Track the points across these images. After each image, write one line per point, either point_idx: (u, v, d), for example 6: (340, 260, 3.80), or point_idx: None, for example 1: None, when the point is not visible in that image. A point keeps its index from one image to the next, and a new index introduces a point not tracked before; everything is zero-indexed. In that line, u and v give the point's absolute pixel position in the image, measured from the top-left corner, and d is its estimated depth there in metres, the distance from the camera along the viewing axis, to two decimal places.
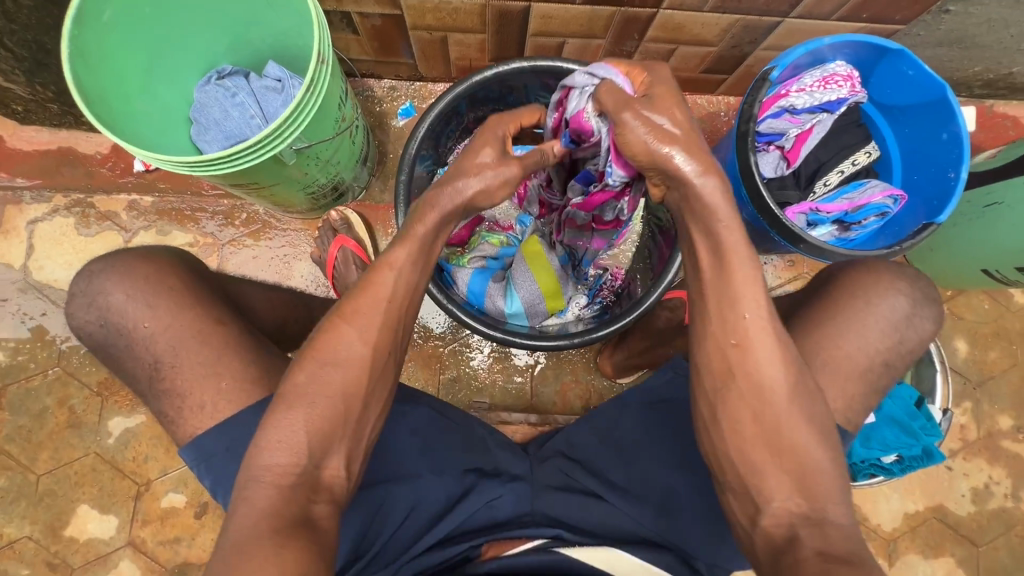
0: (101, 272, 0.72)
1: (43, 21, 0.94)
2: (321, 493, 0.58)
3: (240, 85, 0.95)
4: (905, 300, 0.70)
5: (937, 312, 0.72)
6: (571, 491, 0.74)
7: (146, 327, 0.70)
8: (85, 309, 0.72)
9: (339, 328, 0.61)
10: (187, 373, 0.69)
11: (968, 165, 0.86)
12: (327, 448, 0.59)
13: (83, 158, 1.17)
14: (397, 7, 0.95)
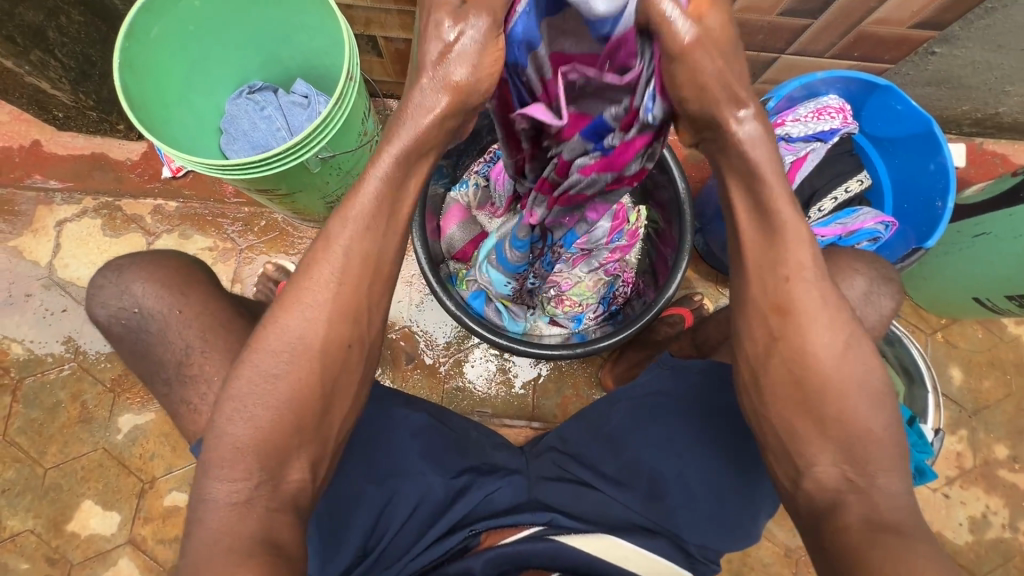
0: (135, 267, 0.77)
1: (90, 35, 1.02)
2: (279, 501, 0.56)
3: (269, 100, 1.02)
4: (880, 299, 0.75)
5: (893, 289, 0.75)
6: (564, 481, 0.79)
7: (170, 323, 0.74)
8: (108, 304, 0.76)
9: (280, 320, 0.57)
10: (208, 363, 0.72)
11: (954, 194, 0.91)
12: (286, 458, 0.56)
13: (115, 164, 1.23)
14: (419, 33, 1.02)
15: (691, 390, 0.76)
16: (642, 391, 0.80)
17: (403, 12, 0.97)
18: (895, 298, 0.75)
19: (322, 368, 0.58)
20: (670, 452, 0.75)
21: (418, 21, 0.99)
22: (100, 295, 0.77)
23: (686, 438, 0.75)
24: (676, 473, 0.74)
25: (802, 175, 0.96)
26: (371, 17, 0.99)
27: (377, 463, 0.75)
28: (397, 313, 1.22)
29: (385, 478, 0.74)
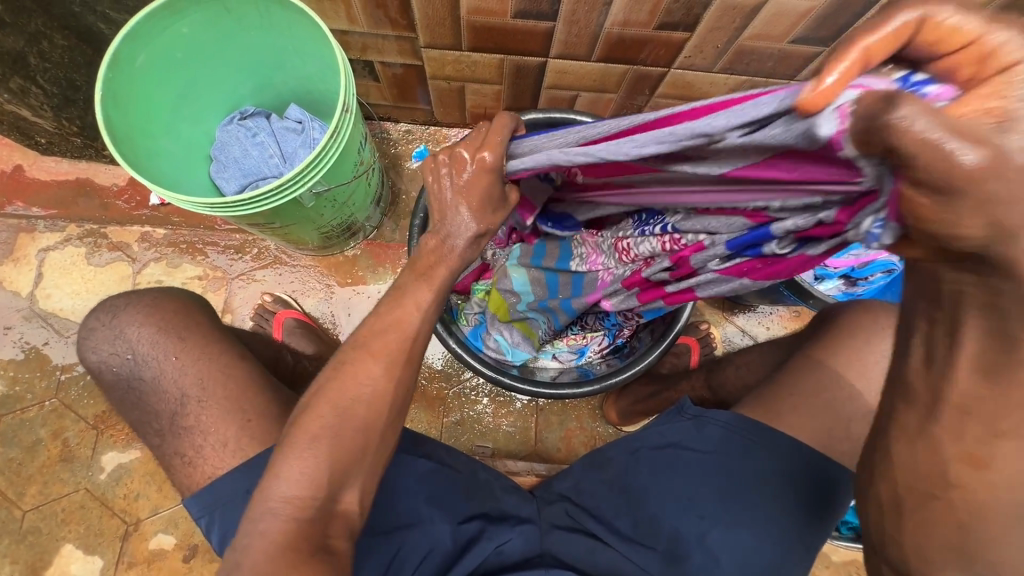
0: (134, 306, 0.73)
1: (75, 60, 0.98)
2: (333, 527, 0.53)
3: (262, 126, 0.98)
4: None
5: None
6: (577, 533, 0.75)
7: (169, 368, 0.69)
8: (110, 342, 0.71)
9: (352, 362, 0.56)
10: (194, 417, 0.67)
11: None
12: (344, 479, 0.54)
13: (101, 190, 1.19)
14: (418, 58, 0.98)
15: (715, 444, 0.74)
16: (663, 442, 0.77)
17: (401, 38, 0.93)
18: None
19: (389, 402, 0.57)
20: (690, 510, 0.71)
21: (416, 47, 0.95)
22: (91, 339, 0.72)
23: (710, 494, 0.71)
24: (698, 534, 0.70)
25: None
26: (368, 42, 0.95)
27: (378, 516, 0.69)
28: None
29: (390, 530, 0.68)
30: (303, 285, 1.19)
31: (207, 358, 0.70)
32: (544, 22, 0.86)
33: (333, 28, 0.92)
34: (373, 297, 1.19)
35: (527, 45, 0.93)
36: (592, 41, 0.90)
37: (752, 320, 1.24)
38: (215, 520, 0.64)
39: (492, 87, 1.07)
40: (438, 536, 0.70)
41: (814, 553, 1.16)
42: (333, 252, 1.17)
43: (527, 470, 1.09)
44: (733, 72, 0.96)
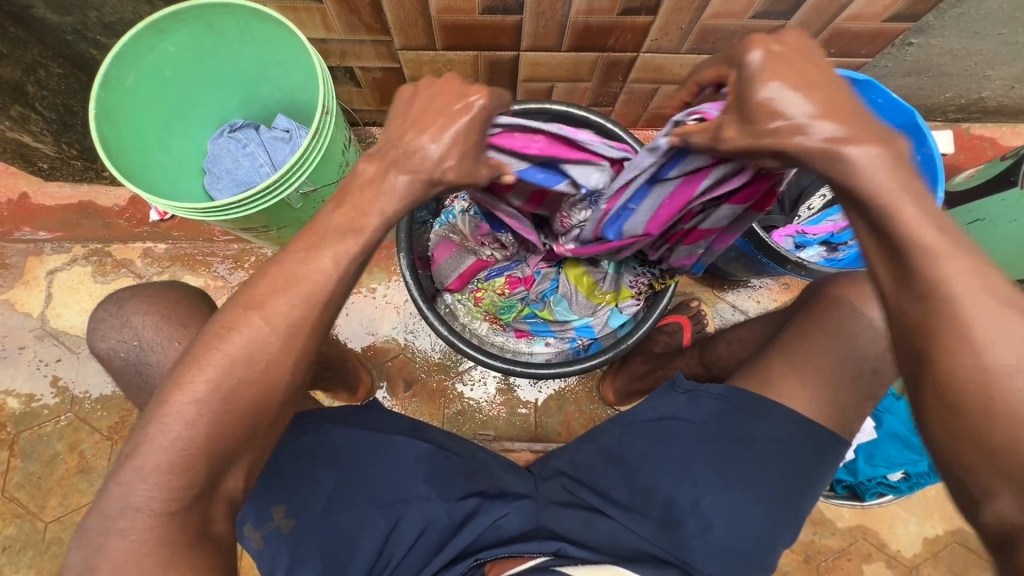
0: (138, 298, 0.77)
1: (71, 86, 1.03)
2: (215, 510, 0.51)
3: (252, 137, 1.02)
4: None
5: None
6: (573, 507, 0.73)
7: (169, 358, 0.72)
8: (117, 330, 0.75)
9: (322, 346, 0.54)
10: None
11: (944, 184, 0.89)
12: (229, 462, 0.51)
13: (103, 211, 1.23)
14: (396, 60, 1.02)
15: (712, 414, 0.71)
16: (656, 415, 0.75)
17: (377, 42, 0.97)
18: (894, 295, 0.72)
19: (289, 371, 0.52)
20: (685, 477, 0.69)
21: (393, 49, 0.99)
22: (99, 329, 0.76)
23: (705, 463, 0.69)
24: (692, 501, 0.68)
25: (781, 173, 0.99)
26: (346, 48, 0.99)
27: (382, 489, 0.72)
28: (392, 338, 1.22)
29: (391, 502, 0.71)
30: None
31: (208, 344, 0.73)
32: (511, 16, 0.90)
33: (311, 37, 0.96)
34: (370, 295, 1.23)
35: (498, 40, 0.96)
36: (560, 31, 0.94)
37: (743, 296, 1.26)
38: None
39: None
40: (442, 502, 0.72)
41: (818, 521, 1.17)
42: None
43: (525, 448, 1.14)
44: (700, 52, 0.99)
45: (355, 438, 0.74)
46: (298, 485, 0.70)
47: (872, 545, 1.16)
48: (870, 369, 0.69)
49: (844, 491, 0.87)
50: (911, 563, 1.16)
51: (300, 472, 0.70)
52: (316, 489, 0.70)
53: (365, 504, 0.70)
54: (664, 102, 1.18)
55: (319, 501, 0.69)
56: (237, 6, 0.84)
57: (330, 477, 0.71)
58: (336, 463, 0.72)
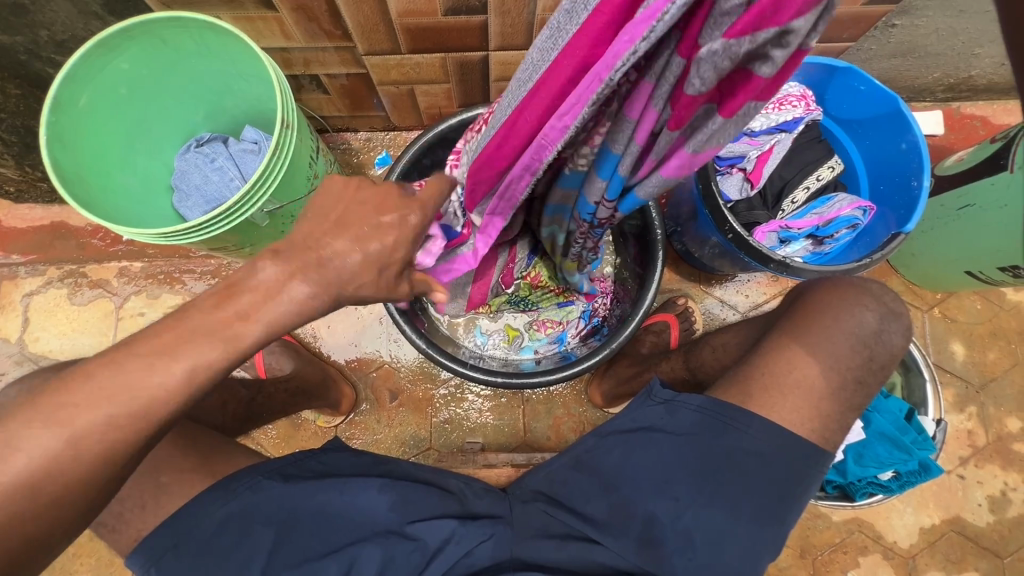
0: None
1: (31, 106, 1.00)
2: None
3: (219, 150, 0.99)
4: (892, 337, 0.70)
5: (905, 326, 0.70)
6: (550, 533, 0.70)
7: None
8: None
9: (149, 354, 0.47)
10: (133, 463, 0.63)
11: (929, 173, 0.86)
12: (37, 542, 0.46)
13: (75, 231, 1.21)
14: (362, 66, 0.99)
15: (690, 424, 0.70)
16: (632, 425, 0.73)
17: (340, 48, 0.93)
18: (873, 308, 0.70)
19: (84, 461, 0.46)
20: (665, 493, 0.68)
21: (357, 55, 0.95)
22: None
23: (684, 476, 0.67)
24: (673, 517, 0.66)
25: (768, 169, 0.93)
26: (309, 56, 0.95)
27: (328, 534, 0.65)
28: (376, 350, 1.20)
29: (342, 545, 0.65)
30: None
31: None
32: (476, 16, 0.86)
33: (271, 46, 0.93)
34: (352, 306, 1.21)
35: (464, 40, 0.93)
36: (528, 29, 0.90)
37: (731, 290, 1.24)
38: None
39: (441, 87, 1.08)
40: (395, 549, 0.66)
41: (813, 514, 1.16)
42: None
43: (507, 462, 1.09)
44: None
45: (293, 489, 0.65)
46: (237, 546, 0.62)
47: (867, 537, 1.15)
48: (854, 380, 0.68)
49: (834, 492, 0.86)
50: (907, 554, 1.15)
51: (237, 534, 0.62)
52: (261, 542, 0.62)
53: (312, 556, 0.64)
54: None
55: (258, 563, 0.61)
56: (187, 18, 0.81)
57: (270, 532, 0.63)
58: (274, 519, 0.64)
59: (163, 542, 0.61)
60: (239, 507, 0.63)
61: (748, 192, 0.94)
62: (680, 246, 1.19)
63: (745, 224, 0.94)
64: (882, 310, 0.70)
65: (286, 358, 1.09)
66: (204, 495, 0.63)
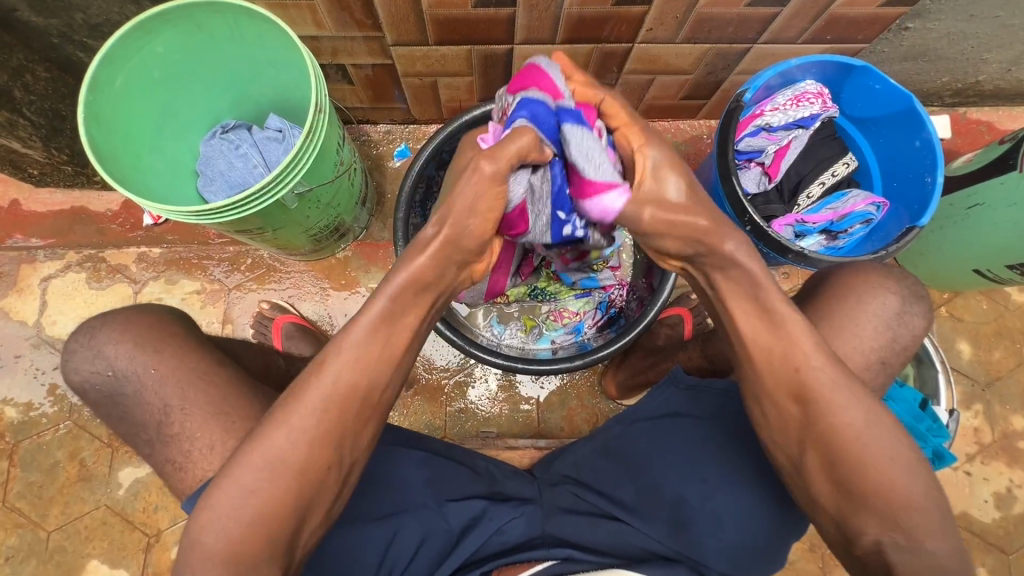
0: (110, 325, 0.66)
1: (59, 90, 1.00)
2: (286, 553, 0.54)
3: (244, 138, 1.01)
4: (913, 318, 0.71)
5: (926, 307, 0.72)
6: (579, 512, 0.71)
7: (147, 383, 0.64)
8: (90, 361, 0.65)
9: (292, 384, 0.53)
10: (172, 429, 0.63)
11: (943, 169, 0.89)
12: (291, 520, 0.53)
13: (95, 216, 1.22)
14: (388, 57, 1.01)
15: (715, 410, 0.71)
16: (656, 412, 0.74)
17: (370, 38, 0.95)
18: (897, 291, 0.71)
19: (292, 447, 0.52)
20: (692, 475, 0.69)
21: (385, 45, 0.97)
22: (71, 361, 0.66)
23: (711, 459, 0.69)
24: (701, 498, 0.68)
25: (786, 163, 0.98)
26: (337, 46, 0.97)
27: (370, 503, 0.67)
28: None
29: (386, 514, 0.67)
30: (300, 290, 1.22)
31: (186, 369, 0.64)
32: (504, 9, 0.88)
33: (302, 35, 0.94)
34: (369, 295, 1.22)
35: (491, 33, 0.95)
36: (554, 22, 0.92)
37: None
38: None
39: (464, 80, 1.10)
40: (431, 521, 0.68)
41: None
42: (324, 255, 1.20)
43: (529, 445, 1.12)
44: (696, 41, 0.98)
45: None
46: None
47: None
48: (877, 361, 0.70)
49: None
50: None
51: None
52: None
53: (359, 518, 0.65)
54: (659, 93, 1.17)
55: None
56: (225, 4, 0.83)
57: None
58: None
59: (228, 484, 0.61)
60: None
61: (765, 185, 0.99)
62: None
63: (763, 216, 0.96)
64: (903, 291, 0.72)
65: (306, 343, 1.11)
66: None
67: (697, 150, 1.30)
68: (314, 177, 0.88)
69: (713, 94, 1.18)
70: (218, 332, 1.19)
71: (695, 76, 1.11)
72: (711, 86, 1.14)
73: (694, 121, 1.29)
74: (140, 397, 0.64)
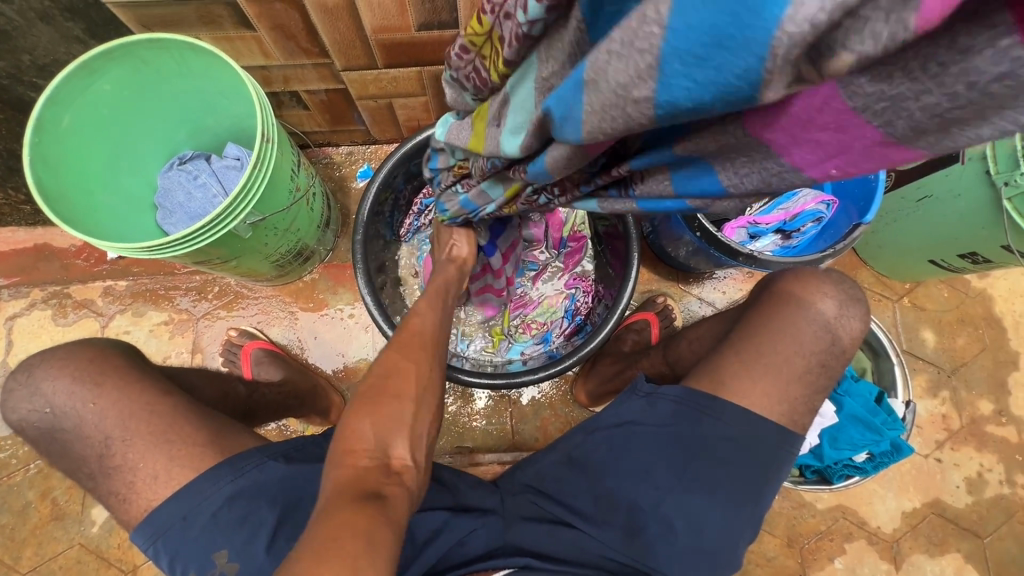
0: (49, 361, 0.68)
1: (13, 131, 1.01)
2: None
3: (202, 167, 1.01)
4: (851, 321, 0.73)
5: (862, 310, 0.73)
6: (539, 520, 0.71)
7: (86, 417, 0.64)
8: (28, 400, 0.66)
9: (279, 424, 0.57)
10: (115, 467, 0.63)
11: (884, 166, 0.90)
12: None
13: (59, 252, 1.21)
14: (340, 81, 1.02)
15: (669, 416, 0.72)
16: (617, 419, 0.74)
17: (318, 65, 0.97)
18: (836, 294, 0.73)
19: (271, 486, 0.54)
20: (647, 482, 0.70)
21: (335, 71, 0.98)
22: (9, 401, 0.67)
23: (665, 466, 0.69)
24: (654, 504, 0.68)
25: None
26: (288, 73, 0.98)
27: None
28: (363, 358, 1.21)
29: None
30: (268, 315, 1.22)
31: (127, 402, 0.65)
32: (448, 31, 0.90)
33: (251, 65, 0.95)
34: (338, 316, 1.23)
35: (439, 54, 0.96)
36: None
37: (709, 288, 1.28)
38: (162, 548, 0.61)
39: (418, 100, 1.11)
40: None
41: (798, 503, 1.18)
42: (291, 279, 1.20)
43: (494, 461, 1.13)
44: None
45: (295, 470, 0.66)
46: (242, 523, 0.61)
47: (852, 523, 1.18)
48: (818, 362, 0.71)
49: (813, 476, 0.89)
50: (891, 538, 1.17)
51: (243, 508, 0.62)
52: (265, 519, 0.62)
53: None
54: None
55: (263, 539, 0.61)
56: (169, 40, 0.83)
57: (274, 511, 0.63)
58: (278, 499, 0.64)
59: (172, 514, 0.61)
60: (248, 482, 0.63)
61: None
62: (657, 246, 1.23)
63: (715, 220, 0.98)
64: (842, 297, 0.73)
65: (274, 368, 1.10)
66: (201, 474, 0.62)
67: None
68: (265, 206, 0.88)
69: None
70: (187, 362, 1.19)
71: None
72: None
73: None
74: (84, 441, 0.64)
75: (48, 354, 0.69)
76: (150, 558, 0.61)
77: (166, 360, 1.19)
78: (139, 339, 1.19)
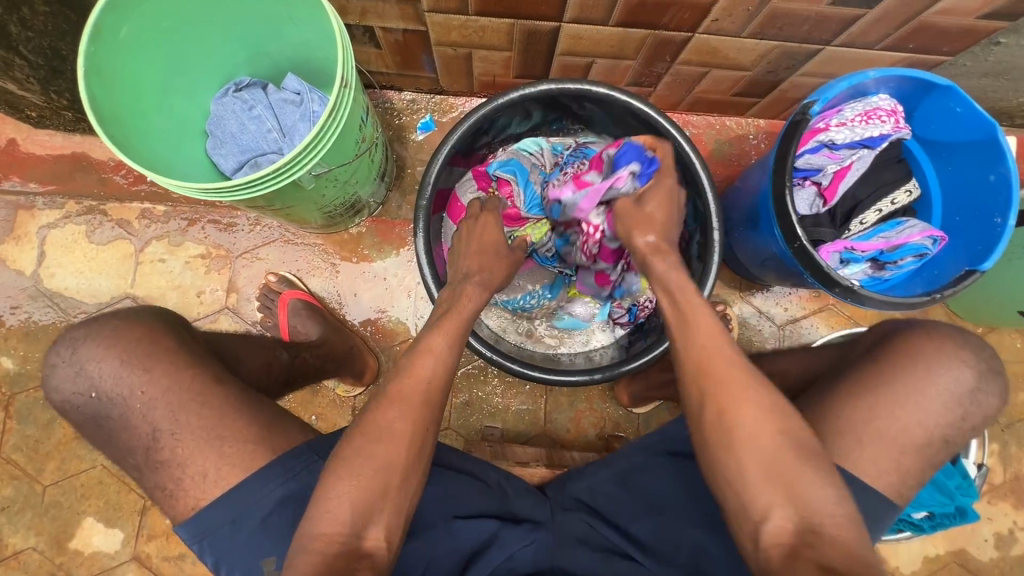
0: (94, 338, 0.63)
1: (60, 27, 0.91)
2: None
3: (258, 98, 0.94)
4: (986, 398, 0.70)
5: (1000, 387, 0.71)
6: (591, 546, 0.68)
7: (135, 407, 0.61)
8: (72, 380, 0.62)
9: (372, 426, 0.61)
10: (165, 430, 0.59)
11: (1017, 211, 0.80)
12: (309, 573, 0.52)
13: (97, 165, 1.15)
14: (422, 23, 0.91)
15: None
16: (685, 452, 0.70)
17: (403, 2, 0.86)
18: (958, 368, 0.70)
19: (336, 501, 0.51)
20: (716, 527, 0.66)
21: (419, 11, 0.88)
22: (52, 377, 0.63)
23: None
24: (723, 552, 0.64)
25: (844, 187, 0.87)
26: (368, 6, 0.88)
27: None
28: (403, 322, 1.16)
29: None
30: (309, 263, 1.16)
31: (177, 391, 0.61)
32: None
33: None
34: (381, 275, 1.17)
35: (540, 8, 0.85)
36: (610, 4, 0.83)
37: (771, 301, 1.20)
38: (208, 547, 0.59)
39: (501, 54, 1.00)
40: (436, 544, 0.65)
41: None
42: (338, 230, 1.14)
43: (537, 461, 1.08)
44: (762, 37, 0.89)
45: None
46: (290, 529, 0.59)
47: None
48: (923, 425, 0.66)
49: None
50: None
51: (291, 516, 0.59)
52: None
53: None
54: (711, 87, 1.08)
55: None
56: None
57: None
58: None
59: (223, 513, 0.58)
60: (297, 487, 0.60)
61: (818, 208, 0.89)
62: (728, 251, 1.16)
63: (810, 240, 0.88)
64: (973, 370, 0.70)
65: (312, 322, 1.07)
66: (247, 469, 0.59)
67: (741, 150, 1.21)
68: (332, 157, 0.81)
69: (768, 93, 1.09)
70: (221, 301, 1.15)
71: (753, 74, 1.02)
72: (768, 86, 1.05)
73: (742, 117, 1.20)
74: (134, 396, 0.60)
75: (108, 320, 0.65)
76: (195, 552, 0.59)
77: (200, 295, 1.14)
78: (174, 270, 1.14)
